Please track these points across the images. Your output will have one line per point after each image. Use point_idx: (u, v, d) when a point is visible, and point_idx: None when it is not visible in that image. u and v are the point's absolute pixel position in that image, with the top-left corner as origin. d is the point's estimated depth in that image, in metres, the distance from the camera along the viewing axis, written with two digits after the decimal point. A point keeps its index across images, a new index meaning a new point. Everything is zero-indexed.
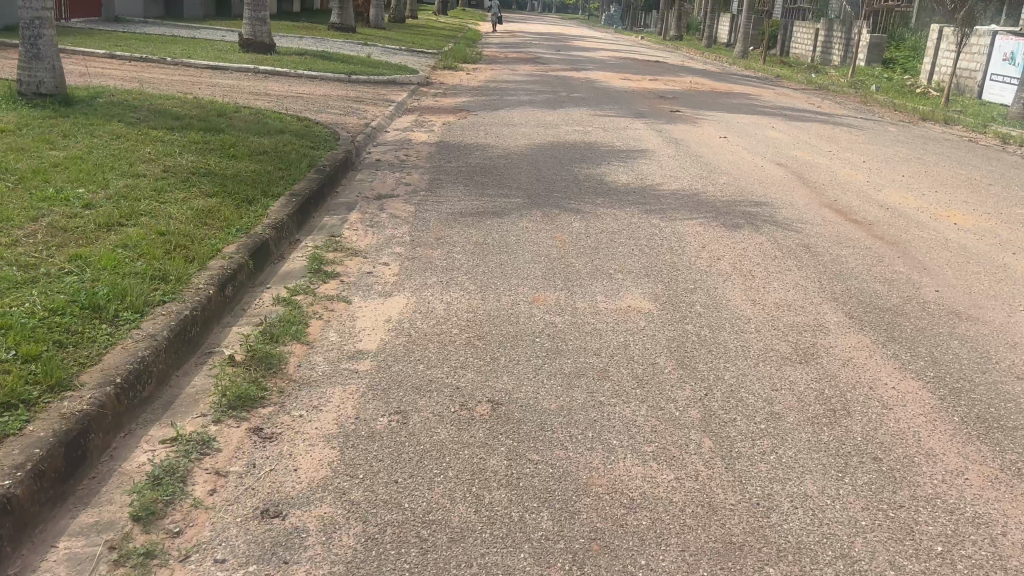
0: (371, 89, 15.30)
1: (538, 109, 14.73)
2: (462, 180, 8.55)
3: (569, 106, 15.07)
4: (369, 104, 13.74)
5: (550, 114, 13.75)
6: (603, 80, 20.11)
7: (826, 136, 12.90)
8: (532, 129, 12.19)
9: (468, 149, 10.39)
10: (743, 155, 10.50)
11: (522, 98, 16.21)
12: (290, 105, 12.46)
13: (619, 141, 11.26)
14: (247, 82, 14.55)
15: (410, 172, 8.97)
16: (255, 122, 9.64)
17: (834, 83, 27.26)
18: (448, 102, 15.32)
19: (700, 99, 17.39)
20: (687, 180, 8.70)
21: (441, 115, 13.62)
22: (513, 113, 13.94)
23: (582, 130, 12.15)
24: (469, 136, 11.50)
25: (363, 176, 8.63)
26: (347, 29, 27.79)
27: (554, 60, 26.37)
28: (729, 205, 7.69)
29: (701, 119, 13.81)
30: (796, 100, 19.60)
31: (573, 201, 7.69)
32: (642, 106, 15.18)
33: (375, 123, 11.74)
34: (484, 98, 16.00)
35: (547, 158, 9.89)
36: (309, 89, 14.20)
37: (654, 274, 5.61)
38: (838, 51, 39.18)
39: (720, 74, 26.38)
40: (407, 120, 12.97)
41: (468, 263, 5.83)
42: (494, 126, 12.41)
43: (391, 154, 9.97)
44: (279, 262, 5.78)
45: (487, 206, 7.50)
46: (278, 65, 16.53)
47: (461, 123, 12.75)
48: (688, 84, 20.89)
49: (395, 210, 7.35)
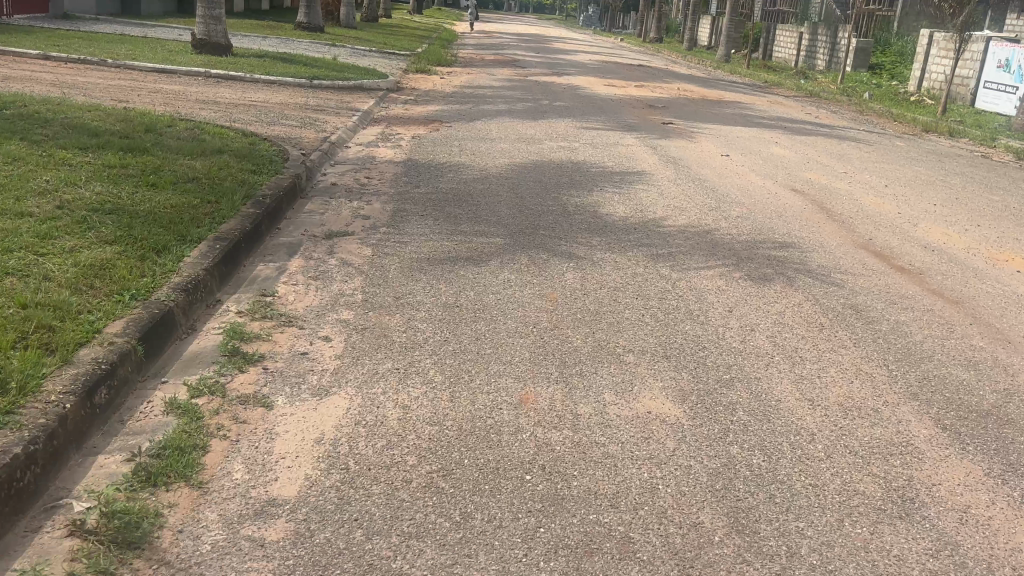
0: (334, 97, 13.94)
1: (518, 119, 13.46)
2: (431, 212, 7.25)
3: (552, 116, 13.81)
4: (330, 113, 12.40)
5: (531, 127, 12.48)
6: (586, 87, 18.84)
7: (835, 154, 11.74)
8: (512, 144, 10.91)
9: (438, 170, 9.11)
10: (751, 178, 9.31)
11: (499, 106, 14.93)
12: (240, 116, 11.10)
13: (610, 160, 10.01)
14: (195, 88, 13.14)
15: (370, 200, 7.66)
16: (189, 138, 8.28)
17: (823, 90, 26.16)
18: (420, 111, 14.01)
19: (691, 108, 16.21)
20: (694, 212, 7.47)
21: (410, 127, 12.29)
22: (491, 125, 12.65)
23: (568, 146, 10.89)
24: (441, 153, 10.20)
25: (313, 206, 7.31)
26: (314, 30, 26.38)
27: (533, 63, 25.06)
28: (749, 247, 6.46)
29: (697, 132, 12.61)
30: (790, 109, 18.49)
31: (564, 242, 6.42)
32: (630, 117, 13.94)
33: (335, 137, 10.41)
34: (459, 107, 14.69)
35: (530, 182, 8.61)
36: (264, 97, 12.83)
37: (674, 355, 4.37)
38: (823, 56, 38.19)
39: (706, 80, 25.26)
40: (372, 133, 11.64)
41: (434, 338, 4.53)
42: (470, 142, 11.12)
43: (350, 177, 8.66)
44: (188, 338, 4.45)
45: (460, 249, 6.21)
46: (234, 68, 15.13)
47: (432, 137, 11.45)
48: (676, 91, 19.72)
49: (348, 255, 6.03)
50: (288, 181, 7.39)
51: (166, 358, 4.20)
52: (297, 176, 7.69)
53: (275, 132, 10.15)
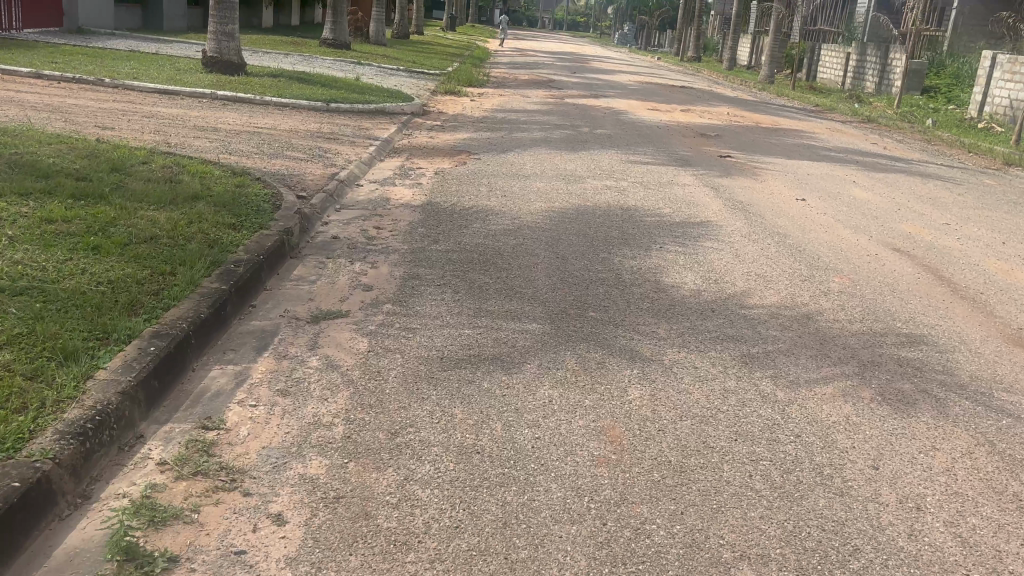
0: (352, 123, 12.57)
1: (556, 150, 11.99)
2: (450, 283, 5.74)
3: (595, 147, 12.29)
4: (344, 142, 10.99)
5: (571, 160, 11.00)
6: (629, 112, 17.33)
7: (926, 197, 10.08)
8: (550, 183, 9.41)
9: (463, 218, 7.63)
10: (841, 233, 7.71)
11: (534, 134, 13.46)
12: (238, 146, 9.73)
13: (665, 205, 8.48)
14: (197, 112, 11.82)
15: (375, 262, 6.17)
16: (162, 181, 6.86)
17: (880, 114, 24.38)
18: (446, 139, 12.58)
19: (747, 137, 14.63)
20: (784, 285, 5.90)
21: (434, 159, 10.85)
22: (526, 157, 11.17)
23: (615, 185, 9.36)
24: (467, 194, 8.71)
25: (303, 273, 5.84)
26: (340, 47, 25.17)
27: (569, 84, 23.59)
28: (868, 344, 4.87)
29: (761, 168, 11.04)
30: (854, 138, 16.83)
31: (623, 332, 4.88)
32: (682, 149, 12.38)
33: (344, 173, 8.99)
34: (490, 134, 13.23)
35: (574, 236, 7.10)
36: (272, 124, 11.49)
37: (813, 567, 2.80)
38: (872, 76, 36.27)
39: (754, 104, 23.66)
40: (390, 166, 10.20)
41: (442, 521, 2.99)
42: (501, 179, 9.62)
43: (356, 226, 7.21)
44: (70, 518, 2.95)
45: (486, 343, 4.68)
46: (245, 88, 13.84)
47: (457, 172, 9.99)
48: (727, 116, 18.17)
49: (335, 351, 4.52)
50: (273, 240, 5.91)
51: (22, 566, 2.70)
52: (286, 232, 6.21)
53: (275, 168, 8.74)
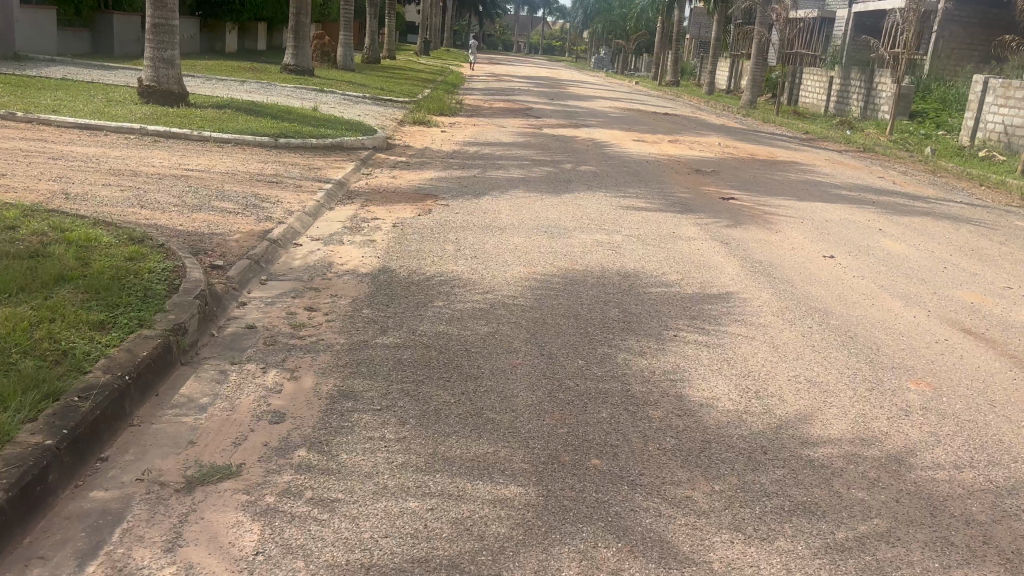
0: (303, 163, 11.03)
1: (534, 192, 10.47)
2: (395, 405, 4.15)
3: (580, 188, 10.80)
4: (288, 187, 9.44)
5: (551, 206, 9.48)
6: (614, 144, 15.88)
7: (966, 249, 8.63)
8: (529, 237, 7.88)
9: (422, 290, 6.07)
10: (891, 305, 6.22)
11: (510, 172, 11.95)
12: (154, 196, 8.14)
13: (669, 267, 6.96)
14: (120, 151, 10.23)
15: (295, 370, 4.58)
16: (24, 257, 5.25)
17: (873, 142, 23.11)
18: (409, 179, 11.04)
19: (746, 173, 13.21)
20: (848, 401, 4.37)
21: (393, 205, 9.33)
22: (502, 202, 9.65)
23: (607, 239, 7.85)
24: (428, 256, 7.15)
25: (191, 393, 4.24)
26: (302, 72, 23.62)
27: (546, 112, 22.18)
28: (996, 513, 3.35)
29: (771, 214, 9.59)
30: (857, 171, 15.47)
31: (642, 501, 3.32)
32: (677, 189, 10.92)
33: (280, 231, 7.43)
34: (460, 173, 11.70)
35: (562, 318, 5.55)
36: (205, 166, 9.91)
37: None
38: (856, 100, 35.21)
39: (744, 132, 22.35)
40: (340, 216, 8.63)
41: None
42: (469, 232, 8.07)
43: (280, 309, 5.62)
44: None
45: (437, 528, 3.10)
46: (182, 122, 12.27)
47: (418, 224, 8.44)
48: (719, 147, 16.78)
49: (202, 556, 2.94)
50: (152, 347, 4.31)
51: None
52: (176, 329, 4.61)
53: (193, 228, 7.16)
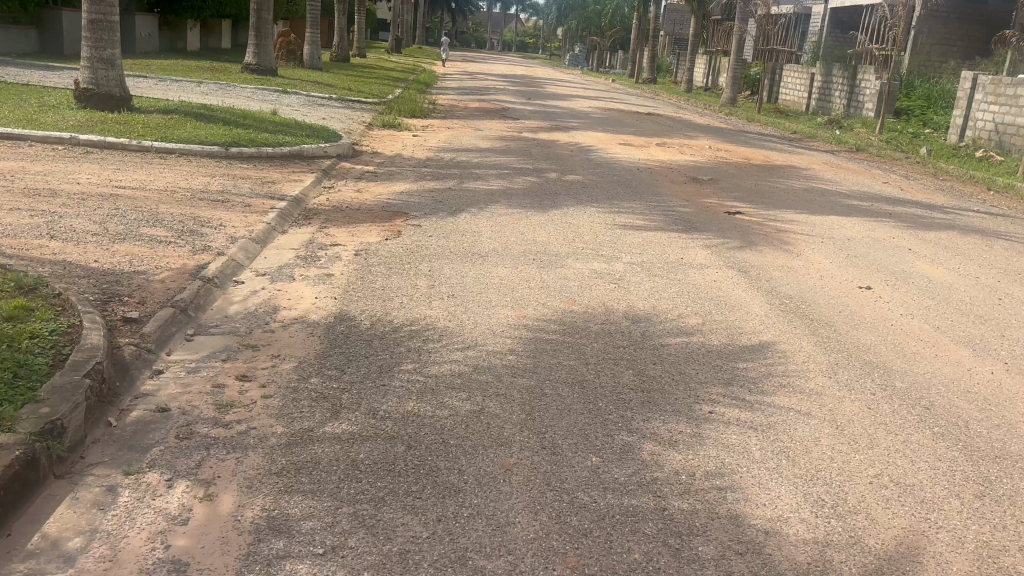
0: (256, 176, 9.80)
1: (517, 208, 9.31)
2: (346, 545, 2.97)
3: (568, 201, 9.66)
4: (236, 207, 8.22)
5: (537, 225, 8.32)
6: (599, 149, 14.76)
7: (1012, 272, 7.57)
8: (515, 268, 6.72)
9: (386, 347, 4.88)
10: (959, 356, 5.12)
11: (489, 184, 10.78)
12: (71, 222, 6.90)
13: (683, 306, 5.82)
14: (43, 164, 8.94)
15: (210, 484, 3.39)
16: None
17: (864, 143, 22.15)
18: (376, 193, 9.84)
19: (745, 181, 12.13)
20: (958, 520, 3.26)
21: (357, 226, 8.13)
22: (481, 221, 8.48)
23: (605, 269, 6.71)
24: (395, 294, 5.96)
25: (58, 533, 3.04)
26: (265, 72, 22.28)
27: (524, 113, 21.01)
28: None
29: (785, 232, 8.50)
30: (858, 175, 14.45)
31: None
32: (676, 201, 9.81)
33: (218, 266, 6.21)
34: (432, 185, 10.52)
35: (563, 385, 4.38)
36: (140, 182, 8.66)
37: None
38: (840, 98, 34.37)
39: (731, 133, 21.31)
40: (294, 242, 7.42)
41: None
42: (444, 261, 6.89)
43: (205, 379, 4.41)
44: None
45: None
46: (121, 129, 10.97)
47: (384, 250, 7.25)
48: (710, 150, 15.71)
49: None
50: (4, 465, 3.10)
51: None
52: (47, 430, 3.40)
53: (111, 265, 5.94)
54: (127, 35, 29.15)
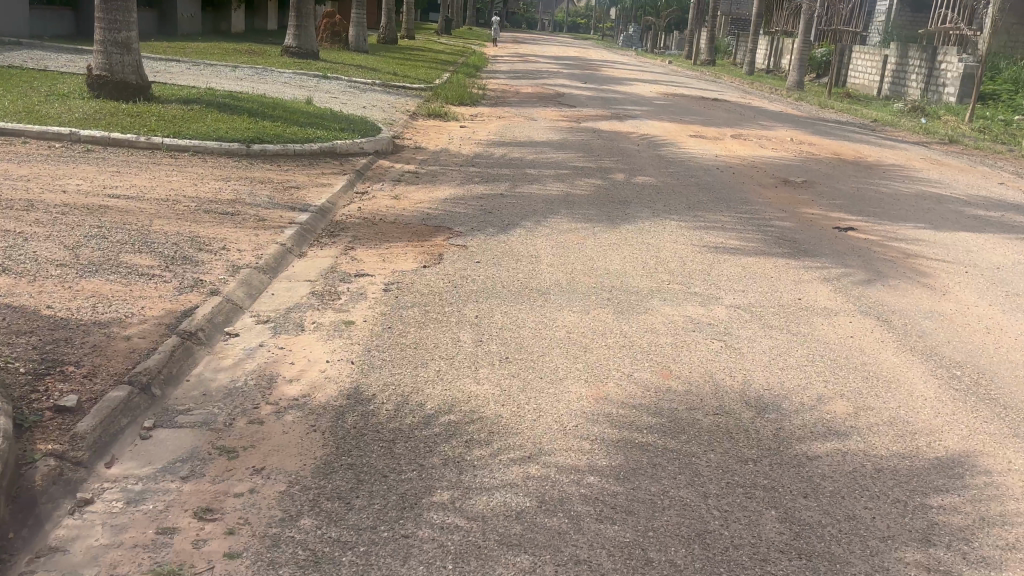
0: (278, 180, 8.46)
1: (581, 220, 7.81)
2: None
3: (641, 212, 8.14)
4: (247, 222, 6.87)
5: (607, 246, 6.83)
6: (667, 142, 13.16)
7: None
8: (586, 312, 5.25)
9: (413, 456, 3.45)
10: None
11: (546, 188, 9.29)
12: (37, 246, 5.59)
13: (819, 380, 4.31)
14: (31, 166, 7.69)
15: None
16: None
17: (954, 132, 20.12)
18: (414, 201, 8.43)
19: (842, 183, 10.45)
20: None
21: (389, 247, 6.73)
22: (539, 241, 7.01)
23: (703, 316, 5.20)
24: (430, 356, 4.52)
25: None
26: (306, 56, 20.98)
27: (581, 99, 19.40)
28: None
29: (913, 258, 6.88)
30: (966, 174, 12.64)
31: None
32: (771, 213, 8.22)
33: (207, 311, 4.84)
34: (481, 191, 9.07)
35: (676, 540, 2.92)
36: (138, 190, 7.36)
37: None
38: (916, 81, 32.00)
39: (808, 121, 19.46)
40: (311, 270, 6.03)
41: None
42: (495, 301, 5.44)
43: (149, 518, 3.03)
44: None
45: None
46: (130, 121, 9.70)
47: (421, 282, 5.82)
48: (791, 144, 14.00)
49: None
50: None
51: None
52: None
53: (67, 312, 4.59)
54: (168, 17, 28.06)
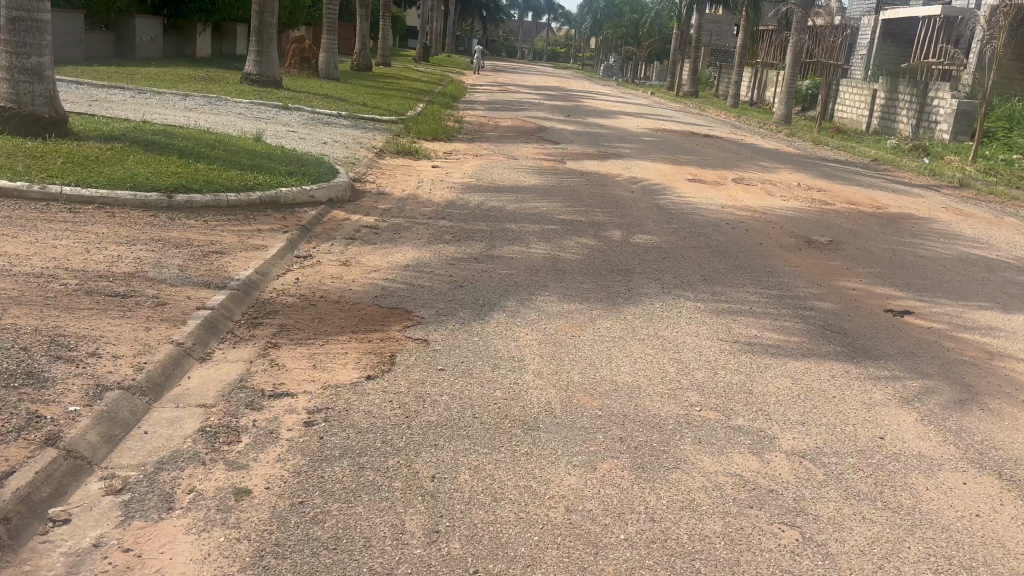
0: (198, 244, 6.86)
1: (574, 297, 6.24)
2: None
3: (647, 285, 6.60)
4: (140, 308, 5.25)
5: (611, 341, 5.26)
6: (664, 187, 11.69)
7: None
8: (593, 466, 3.66)
9: None
10: None
11: (529, 249, 7.74)
12: None
13: None
14: None
15: None
16: None
17: (960, 174, 18.89)
18: (367, 270, 6.85)
19: (872, 242, 8.98)
20: None
21: (325, 345, 5.13)
22: (523, 331, 5.43)
23: (757, 475, 3.64)
24: (353, 569, 2.90)
25: None
26: (267, 83, 19.43)
27: (564, 135, 17.97)
28: None
29: (1000, 359, 5.36)
30: (998, 228, 11.26)
31: None
32: (805, 289, 6.70)
33: (25, 480, 3.20)
34: (450, 254, 7.48)
35: None
36: (7, 259, 5.73)
37: None
38: (906, 118, 30.74)
39: (807, 161, 18.14)
40: (212, 388, 4.41)
41: None
42: (463, 444, 3.84)
43: None
44: None
45: None
46: (30, 164, 8.05)
47: (361, 406, 4.22)
48: (800, 190, 12.58)
49: None
50: None
51: None
52: None
53: None
54: (126, 39, 26.49)
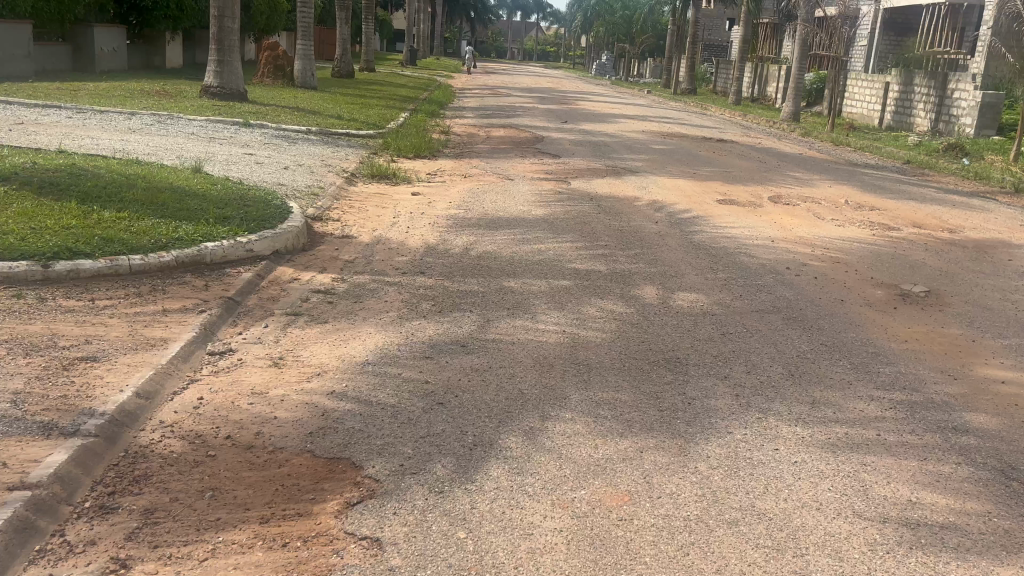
0: (64, 345, 4.79)
1: (609, 420, 4.17)
2: None
3: (714, 391, 4.53)
4: None
5: (681, 533, 3.19)
6: (692, 214, 9.63)
7: None
8: None
9: None
10: None
11: (535, 325, 5.65)
12: None
13: None
14: None
15: None
16: None
17: (1006, 177, 16.78)
18: (307, 375, 4.76)
19: (978, 290, 6.89)
20: None
21: (209, 563, 3.05)
22: (538, 509, 3.36)
23: None
24: None
25: None
26: (229, 95, 17.34)
27: (565, 146, 15.89)
28: None
29: None
30: None
31: None
32: (940, 391, 4.63)
33: None
34: (428, 338, 5.40)
35: None
36: None
37: None
38: (922, 111, 28.65)
39: (838, 168, 16.08)
40: None
41: None
42: None
43: None
44: None
45: None
46: None
47: None
48: (850, 211, 10.50)
49: None
50: None
51: None
52: None
53: None
54: (84, 50, 24.43)
